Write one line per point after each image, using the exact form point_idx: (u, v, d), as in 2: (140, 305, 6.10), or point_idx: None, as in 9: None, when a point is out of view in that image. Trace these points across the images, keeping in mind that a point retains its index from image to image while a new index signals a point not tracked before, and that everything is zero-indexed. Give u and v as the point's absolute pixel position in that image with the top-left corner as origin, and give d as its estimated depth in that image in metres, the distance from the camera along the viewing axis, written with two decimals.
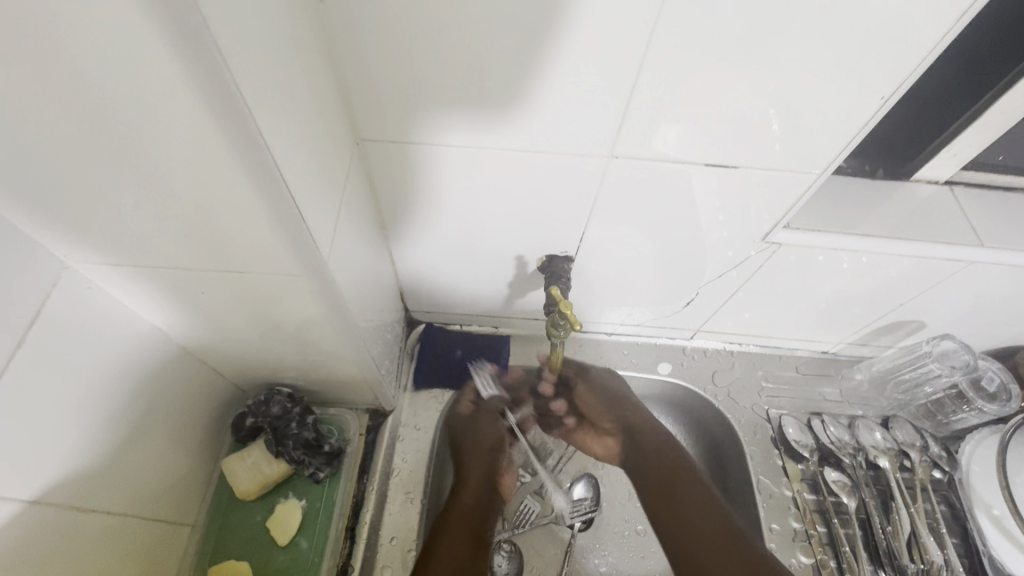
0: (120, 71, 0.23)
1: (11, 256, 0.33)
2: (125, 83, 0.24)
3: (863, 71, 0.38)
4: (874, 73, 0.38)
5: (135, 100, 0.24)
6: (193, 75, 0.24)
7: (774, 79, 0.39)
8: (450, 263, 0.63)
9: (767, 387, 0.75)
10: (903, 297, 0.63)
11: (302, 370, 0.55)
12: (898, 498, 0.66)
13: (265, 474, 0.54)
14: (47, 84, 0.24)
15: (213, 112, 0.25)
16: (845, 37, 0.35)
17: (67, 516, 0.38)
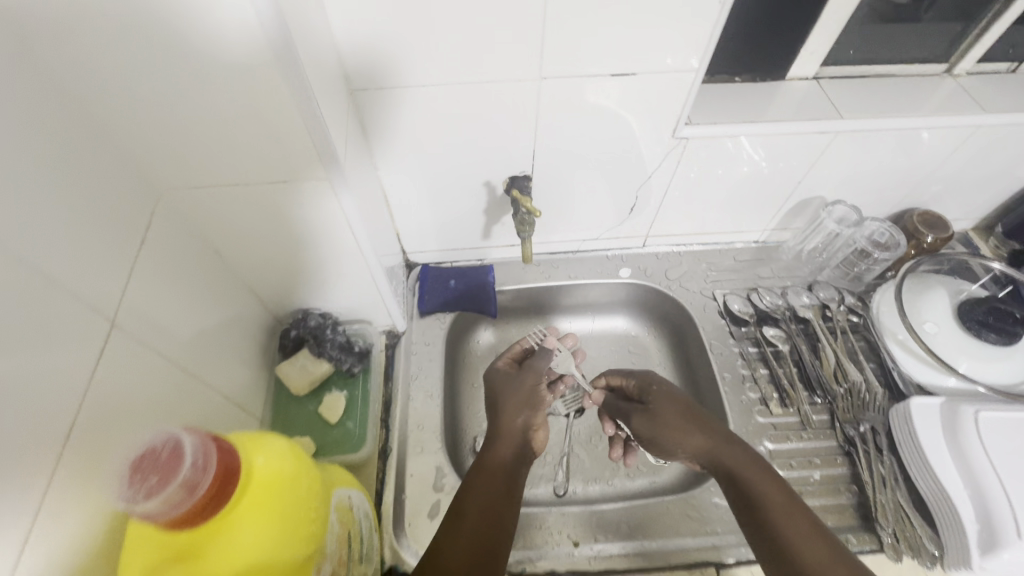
0: (211, 26, 0.38)
1: (131, 182, 0.47)
2: (214, 33, 0.38)
3: None
4: None
5: (220, 46, 0.39)
6: (255, 21, 0.38)
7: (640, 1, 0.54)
8: (434, 200, 0.78)
9: (712, 274, 0.90)
10: (798, 174, 0.78)
11: (330, 290, 0.68)
12: (822, 338, 0.81)
13: (313, 372, 0.67)
14: (162, 38, 0.38)
15: (269, 46, 0.39)
16: None
17: (190, 380, 0.53)
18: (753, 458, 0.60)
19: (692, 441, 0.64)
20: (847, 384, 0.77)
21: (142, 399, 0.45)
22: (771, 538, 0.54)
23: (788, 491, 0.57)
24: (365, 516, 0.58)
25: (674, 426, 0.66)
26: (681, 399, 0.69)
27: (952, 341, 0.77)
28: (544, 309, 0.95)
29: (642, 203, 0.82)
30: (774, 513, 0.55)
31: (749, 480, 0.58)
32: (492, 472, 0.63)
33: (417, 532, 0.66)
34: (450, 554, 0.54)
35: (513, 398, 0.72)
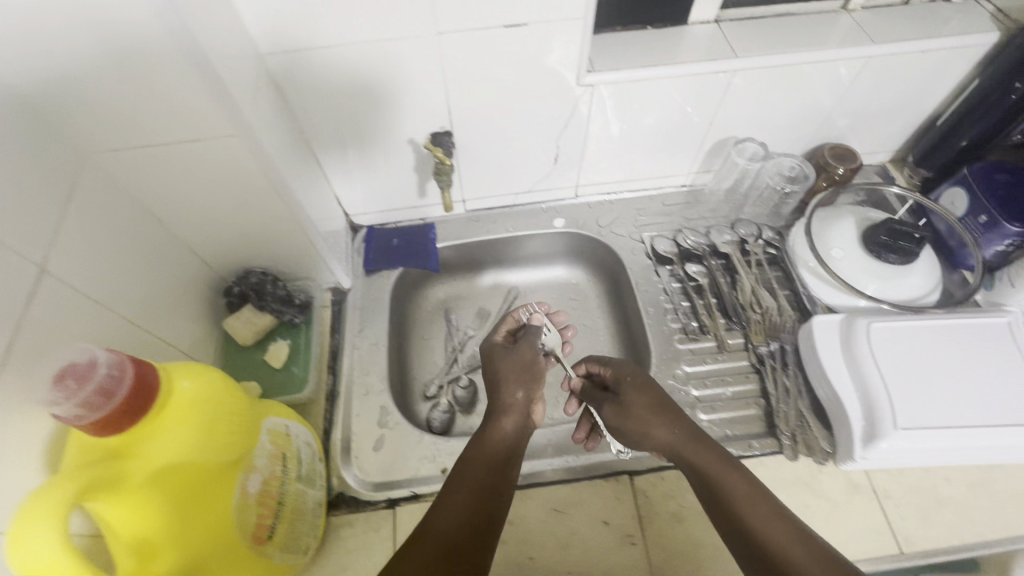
0: None
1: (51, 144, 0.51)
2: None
3: None
4: None
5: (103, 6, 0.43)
6: None
7: None
8: (366, 160, 0.82)
9: (641, 219, 0.95)
10: (707, 116, 0.83)
11: (268, 247, 0.74)
12: (739, 270, 0.87)
13: (257, 324, 0.73)
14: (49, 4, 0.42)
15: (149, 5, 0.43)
16: None
17: (125, 324, 0.58)
18: (722, 454, 0.58)
19: (659, 433, 0.62)
20: (760, 309, 0.83)
21: (73, 334, 0.51)
22: (744, 532, 0.52)
23: (757, 484, 0.55)
24: (306, 445, 0.64)
25: (647, 417, 0.64)
26: (658, 389, 0.66)
27: (856, 263, 0.82)
28: (487, 263, 1.00)
29: (565, 153, 0.87)
30: (744, 508, 0.53)
31: (717, 475, 0.56)
32: (493, 445, 0.61)
33: (363, 461, 0.73)
34: (438, 535, 0.51)
35: (513, 370, 0.70)
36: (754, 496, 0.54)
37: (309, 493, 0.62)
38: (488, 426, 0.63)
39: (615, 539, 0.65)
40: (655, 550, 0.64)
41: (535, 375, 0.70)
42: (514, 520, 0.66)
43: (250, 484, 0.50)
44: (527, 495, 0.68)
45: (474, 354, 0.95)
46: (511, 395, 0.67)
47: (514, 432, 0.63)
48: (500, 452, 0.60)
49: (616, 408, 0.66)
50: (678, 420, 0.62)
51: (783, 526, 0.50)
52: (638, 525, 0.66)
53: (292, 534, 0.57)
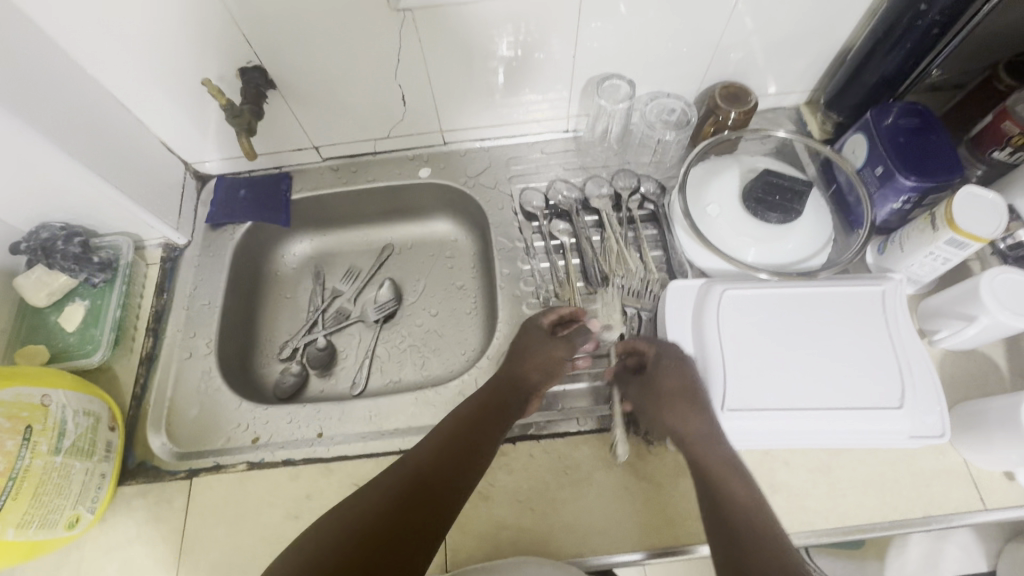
0: None
1: None
2: None
3: None
4: None
5: None
6: None
7: None
8: (183, 101, 0.73)
9: (516, 169, 0.86)
10: (566, 47, 0.72)
11: (56, 200, 0.66)
12: (608, 228, 0.78)
13: (48, 284, 0.67)
14: None
15: None
16: None
17: None
18: (731, 456, 0.57)
19: (688, 423, 0.59)
20: (623, 272, 0.75)
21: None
22: (721, 522, 0.52)
23: (755, 496, 0.54)
24: (82, 414, 0.60)
25: (677, 401, 0.60)
26: (698, 383, 0.61)
27: (731, 222, 0.72)
28: (353, 217, 0.92)
29: (413, 92, 0.77)
30: (729, 507, 0.52)
31: (727, 485, 0.54)
32: (484, 417, 0.60)
33: (173, 427, 0.69)
34: (401, 477, 0.54)
35: (545, 357, 0.66)
36: (763, 520, 0.51)
37: (75, 466, 0.57)
38: (493, 391, 0.63)
39: None
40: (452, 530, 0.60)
41: (558, 366, 0.66)
42: (313, 492, 0.63)
43: None
44: (331, 468, 0.65)
45: (336, 315, 0.89)
46: (526, 372, 0.65)
47: (505, 399, 0.62)
48: (484, 424, 0.60)
49: (648, 385, 0.63)
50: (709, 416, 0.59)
51: (781, 555, 0.48)
52: None
53: (38, 508, 0.53)
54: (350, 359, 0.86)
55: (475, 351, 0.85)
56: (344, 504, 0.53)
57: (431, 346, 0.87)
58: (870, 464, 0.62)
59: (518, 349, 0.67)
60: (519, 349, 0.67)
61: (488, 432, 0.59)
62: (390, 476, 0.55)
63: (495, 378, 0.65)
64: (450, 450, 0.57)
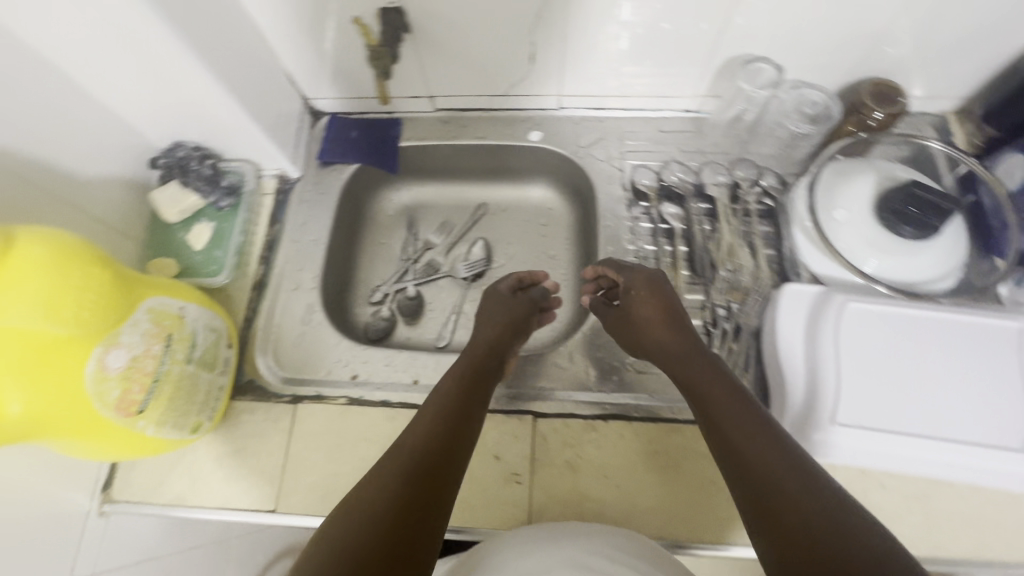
0: None
1: None
2: None
3: None
4: None
5: None
6: None
7: None
8: (315, 33, 0.72)
9: (628, 144, 0.83)
10: (718, 22, 0.67)
11: (193, 121, 0.68)
12: (722, 219, 0.75)
13: (181, 202, 0.70)
14: None
15: None
16: None
17: (7, 179, 0.54)
18: (719, 375, 0.55)
19: (661, 336, 0.62)
20: (732, 267, 0.73)
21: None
22: (740, 450, 0.48)
23: (748, 402, 0.51)
24: (207, 329, 0.64)
25: (656, 327, 0.63)
26: (676, 321, 0.63)
27: (858, 230, 0.69)
28: (453, 171, 0.92)
29: (544, 53, 0.74)
30: (738, 434, 0.49)
31: (720, 412, 0.51)
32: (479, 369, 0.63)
33: (280, 352, 0.73)
34: (396, 457, 0.51)
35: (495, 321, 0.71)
36: (766, 435, 0.48)
37: (201, 377, 0.62)
38: (462, 372, 0.63)
39: (501, 475, 0.63)
40: (539, 493, 0.62)
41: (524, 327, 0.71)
42: None
43: (111, 358, 0.50)
44: None
45: (427, 266, 0.90)
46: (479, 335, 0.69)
47: (489, 359, 0.65)
48: (465, 377, 0.62)
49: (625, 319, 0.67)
50: (697, 356, 0.58)
51: (790, 469, 0.45)
52: (530, 465, 0.63)
53: (173, 411, 0.58)
54: (437, 312, 0.88)
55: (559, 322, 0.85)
56: (356, 487, 0.49)
57: None
58: (974, 500, 0.60)
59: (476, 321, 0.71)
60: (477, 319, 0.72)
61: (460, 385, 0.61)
62: (388, 459, 0.51)
63: (466, 349, 0.67)
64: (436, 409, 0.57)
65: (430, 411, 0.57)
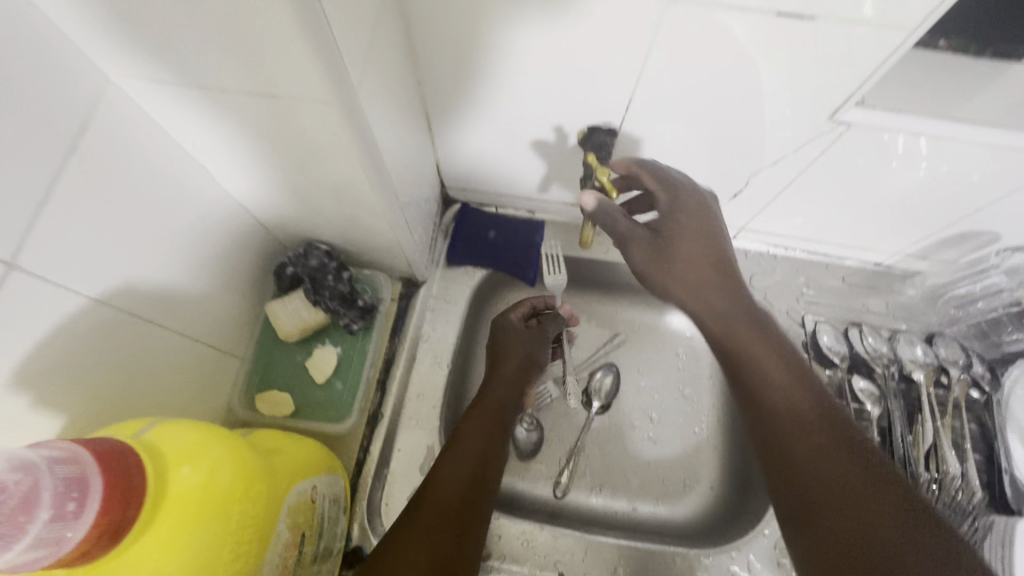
0: None
1: (67, 74, 0.33)
2: None
3: None
4: None
5: None
6: None
7: None
8: (490, 130, 0.60)
9: (807, 294, 0.73)
10: (978, 202, 0.57)
11: (339, 228, 0.56)
12: (925, 411, 0.64)
13: (306, 320, 0.58)
14: None
15: None
16: None
17: (136, 326, 0.41)
18: (792, 368, 0.46)
19: (706, 295, 0.49)
20: (937, 474, 0.61)
21: (30, 356, 0.33)
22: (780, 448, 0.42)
23: (843, 422, 0.43)
24: (333, 502, 0.51)
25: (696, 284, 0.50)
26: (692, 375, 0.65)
27: None
28: (591, 282, 0.79)
29: (752, 191, 0.64)
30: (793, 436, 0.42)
31: (778, 420, 0.43)
32: (484, 414, 0.57)
33: (392, 514, 0.57)
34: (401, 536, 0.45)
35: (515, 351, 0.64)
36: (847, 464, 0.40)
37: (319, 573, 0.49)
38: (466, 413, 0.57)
39: None
40: None
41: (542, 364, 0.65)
42: None
43: None
44: None
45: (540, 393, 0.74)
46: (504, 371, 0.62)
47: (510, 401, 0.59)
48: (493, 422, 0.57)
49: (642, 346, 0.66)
50: (755, 333, 0.48)
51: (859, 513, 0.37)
52: None
53: None
54: (553, 453, 0.73)
55: (705, 487, 0.72)
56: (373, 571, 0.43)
57: (651, 464, 0.73)
58: None
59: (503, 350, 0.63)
60: (496, 350, 0.64)
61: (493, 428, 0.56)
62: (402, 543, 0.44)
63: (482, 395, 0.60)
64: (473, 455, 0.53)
65: (470, 446, 0.53)
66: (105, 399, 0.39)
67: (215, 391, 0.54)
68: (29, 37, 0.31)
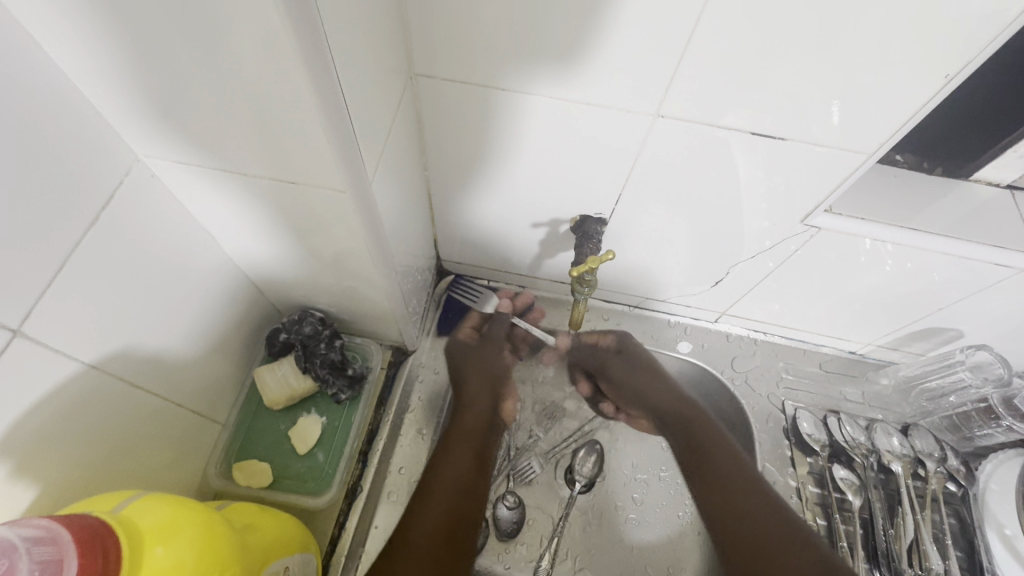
0: None
1: (99, 151, 0.35)
2: None
3: (912, 50, 0.38)
4: (923, 61, 0.38)
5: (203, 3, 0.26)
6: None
7: (817, 57, 0.39)
8: (488, 210, 0.64)
9: (786, 379, 0.75)
10: (941, 302, 0.61)
11: (336, 297, 0.57)
12: (905, 503, 0.65)
13: (293, 387, 0.58)
14: None
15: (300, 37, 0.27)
16: (901, 15, 0.36)
17: (123, 392, 0.41)
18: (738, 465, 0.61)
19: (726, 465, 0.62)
20: (922, 572, 0.60)
21: (15, 423, 0.32)
22: (733, 494, 0.59)
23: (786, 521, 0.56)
24: None
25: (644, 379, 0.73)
26: (679, 402, 0.70)
27: None
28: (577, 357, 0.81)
29: (732, 280, 0.68)
30: (733, 481, 0.60)
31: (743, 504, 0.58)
32: (460, 446, 0.60)
33: None
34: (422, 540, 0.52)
35: (478, 373, 0.68)
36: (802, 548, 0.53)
37: None
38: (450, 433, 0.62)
39: None
40: None
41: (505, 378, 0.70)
42: None
43: None
44: None
45: (524, 468, 0.74)
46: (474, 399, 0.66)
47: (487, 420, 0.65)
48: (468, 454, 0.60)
49: (628, 361, 0.74)
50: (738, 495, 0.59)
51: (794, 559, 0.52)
52: None
53: None
54: (535, 534, 0.70)
55: None
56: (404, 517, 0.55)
57: (635, 549, 0.71)
58: None
59: (470, 380, 0.67)
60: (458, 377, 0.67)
61: (469, 459, 0.60)
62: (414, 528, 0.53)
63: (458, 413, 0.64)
64: (450, 491, 0.56)
65: (448, 475, 0.58)
66: (80, 468, 0.38)
67: (190, 459, 0.52)
68: (73, 120, 0.33)
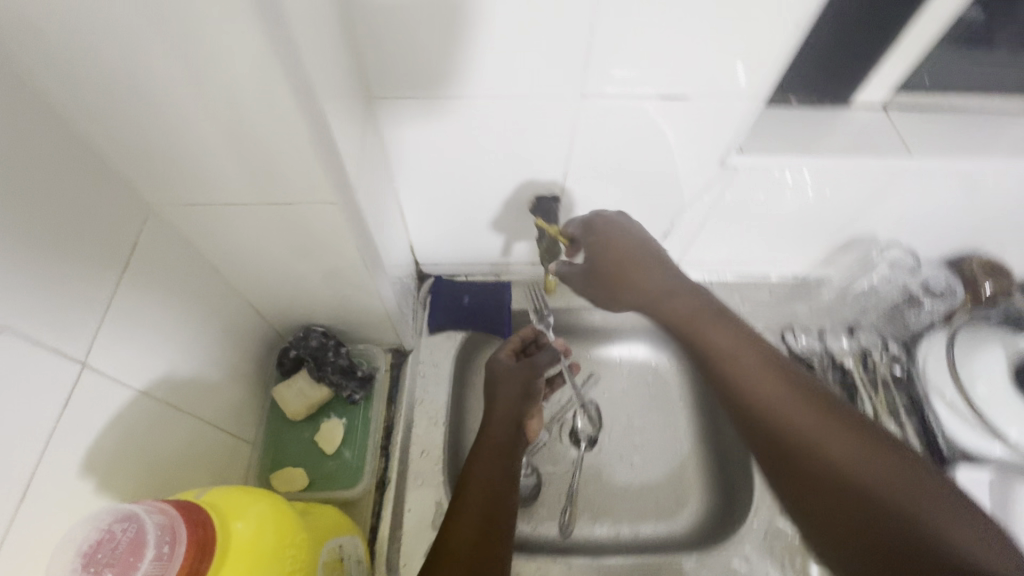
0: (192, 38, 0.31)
1: (119, 207, 0.41)
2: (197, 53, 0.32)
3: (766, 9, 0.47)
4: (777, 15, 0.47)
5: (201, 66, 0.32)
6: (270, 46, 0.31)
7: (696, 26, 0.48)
8: (455, 208, 0.71)
9: (744, 309, 0.84)
10: (852, 213, 0.71)
11: (334, 310, 0.63)
12: (861, 391, 0.74)
13: (311, 397, 0.64)
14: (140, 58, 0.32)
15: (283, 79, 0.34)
16: None
17: (169, 416, 0.46)
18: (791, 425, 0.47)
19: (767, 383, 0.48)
20: None
21: (91, 447, 0.38)
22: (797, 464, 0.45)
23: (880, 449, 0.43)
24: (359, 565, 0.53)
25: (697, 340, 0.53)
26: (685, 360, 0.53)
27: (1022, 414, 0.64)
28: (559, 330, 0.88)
29: (678, 231, 0.77)
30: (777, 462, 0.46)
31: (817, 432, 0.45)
32: (489, 460, 0.58)
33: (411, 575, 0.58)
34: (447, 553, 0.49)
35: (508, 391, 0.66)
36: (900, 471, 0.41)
37: None
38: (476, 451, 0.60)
39: None
40: None
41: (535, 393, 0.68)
42: None
43: None
44: None
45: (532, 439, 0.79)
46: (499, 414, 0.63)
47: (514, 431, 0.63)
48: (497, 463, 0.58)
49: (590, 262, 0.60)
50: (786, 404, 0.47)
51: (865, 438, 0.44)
52: None
53: None
54: (552, 493, 0.77)
55: (695, 502, 0.77)
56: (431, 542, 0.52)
57: (644, 487, 0.78)
58: None
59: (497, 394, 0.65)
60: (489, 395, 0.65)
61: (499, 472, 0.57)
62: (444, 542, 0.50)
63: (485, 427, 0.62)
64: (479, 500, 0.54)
65: (475, 490, 0.55)
66: (142, 487, 0.43)
67: (229, 478, 0.57)
68: (95, 185, 0.39)
